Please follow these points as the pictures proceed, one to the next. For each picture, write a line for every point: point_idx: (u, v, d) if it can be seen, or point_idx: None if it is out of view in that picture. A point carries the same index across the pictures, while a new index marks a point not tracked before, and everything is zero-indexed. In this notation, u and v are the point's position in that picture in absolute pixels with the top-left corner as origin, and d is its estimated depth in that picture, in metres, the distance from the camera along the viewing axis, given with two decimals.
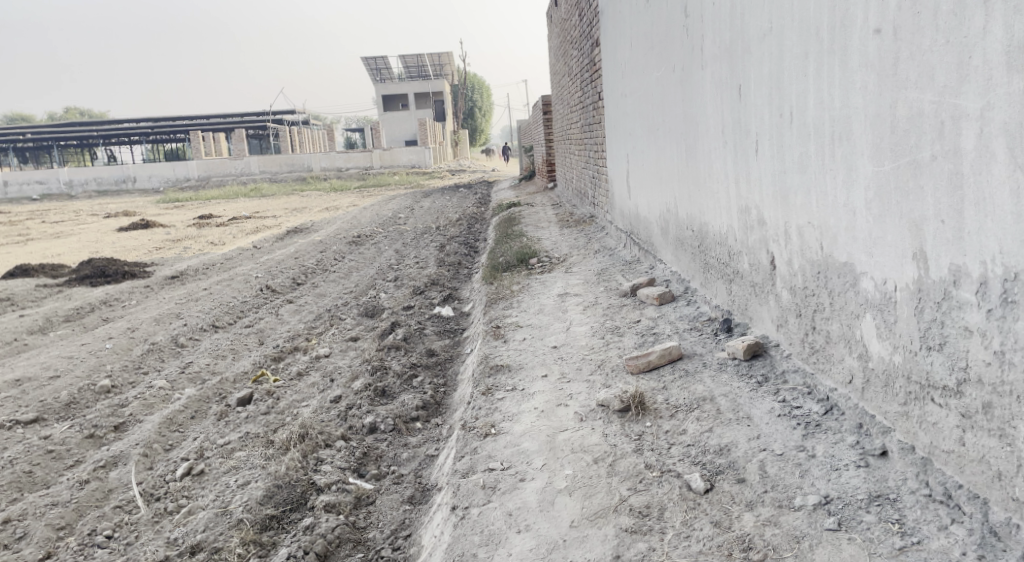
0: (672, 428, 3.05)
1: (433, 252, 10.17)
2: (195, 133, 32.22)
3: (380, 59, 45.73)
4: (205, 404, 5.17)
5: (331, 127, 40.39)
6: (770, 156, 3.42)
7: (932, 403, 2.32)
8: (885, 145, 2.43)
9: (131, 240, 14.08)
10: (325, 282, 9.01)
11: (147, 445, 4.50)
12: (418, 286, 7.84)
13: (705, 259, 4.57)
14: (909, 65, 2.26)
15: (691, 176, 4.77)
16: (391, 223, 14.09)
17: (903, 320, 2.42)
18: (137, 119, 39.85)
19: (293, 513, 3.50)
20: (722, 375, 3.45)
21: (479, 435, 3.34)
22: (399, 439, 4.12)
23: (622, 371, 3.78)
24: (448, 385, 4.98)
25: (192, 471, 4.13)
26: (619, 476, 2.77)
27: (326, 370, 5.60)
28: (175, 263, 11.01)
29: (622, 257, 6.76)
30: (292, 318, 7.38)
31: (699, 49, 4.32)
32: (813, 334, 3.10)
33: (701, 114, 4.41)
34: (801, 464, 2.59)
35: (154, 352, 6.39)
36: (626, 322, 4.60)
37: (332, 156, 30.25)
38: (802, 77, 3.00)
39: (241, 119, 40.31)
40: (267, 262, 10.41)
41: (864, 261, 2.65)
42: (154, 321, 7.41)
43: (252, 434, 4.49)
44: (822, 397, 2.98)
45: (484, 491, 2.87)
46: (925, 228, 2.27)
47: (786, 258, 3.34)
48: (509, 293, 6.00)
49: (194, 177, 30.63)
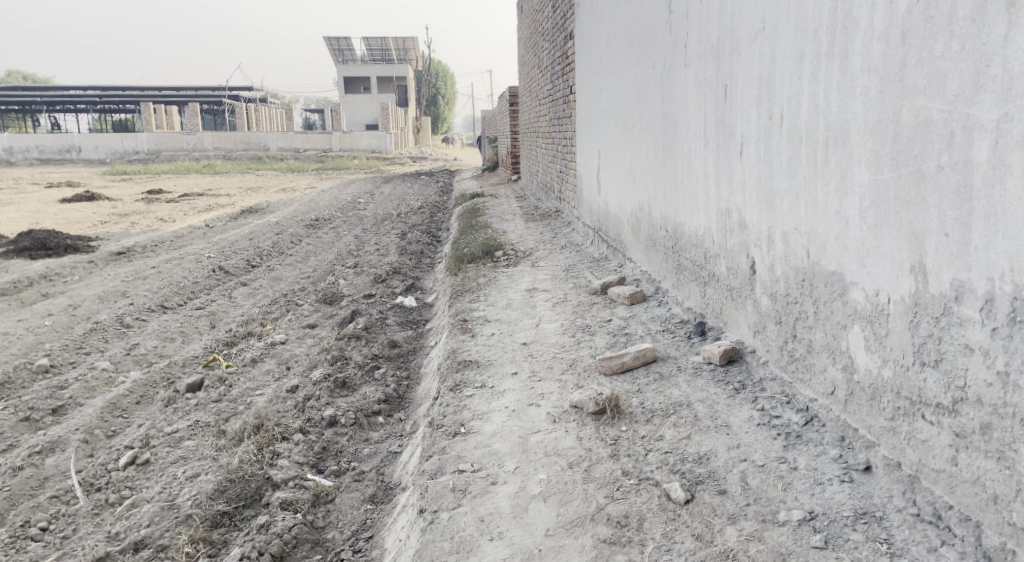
0: (648, 433, 2.96)
1: (394, 240, 9.96)
2: (146, 104, 31.13)
3: (343, 41, 44.94)
4: (152, 389, 4.92)
5: (289, 106, 39.48)
6: (756, 159, 3.34)
7: (922, 420, 2.28)
8: (886, 153, 2.37)
9: (74, 211, 13.54)
10: (282, 265, 8.73)
11: (87, 431, 4.25)
12: (379, 274, 7.64)
13: (679, 261, 4.50)
14: (918, 72, 2.21)
15: (668, 175, 4.69)
16: (350, 207, 13.79)
17: (896, 333, 2.37)
18: (85, 88, 38.45)
19: (246, 509, 3.32)
20: (698, 380, 3.37)
21: (447, 434, 3.20)
22: (359, 433, 3.97)
23: (595, 371, 3.68)
24: (411, 378, 4.83)
25: (137, 460, 3.90)
26: (596, 483, 2.67)
27: (281, 357, 5.39)
28: (121, 239, 10.57)
29: (590, 253, 6.67)
30: (247, 301, 7.12)
31: (682, 47, 4.24)
32: (793, 342, 3.05)
33: (682, 112, 4.33)
34: (783, 476, 2.52)
35: (98, 332, 6.08)
36: (597, 321, 4.51)
37: (291, 136, 29.57)
38: (795, 79, 2.93)
39: (196, 93, 39.21)
40: (221, 242, 10.07)
41: (855, 271, 2.59)
42: (98, 299, 7.07)
43: (203, 423, 4.27)
44: (801, 408, 2.92)
45: (454, 494, 2.74)
46: (926, 240, 2.22)
47: (768, 264, 3.28)
48: (475, 286, 5.87)
49: (144, 150, 29.66)
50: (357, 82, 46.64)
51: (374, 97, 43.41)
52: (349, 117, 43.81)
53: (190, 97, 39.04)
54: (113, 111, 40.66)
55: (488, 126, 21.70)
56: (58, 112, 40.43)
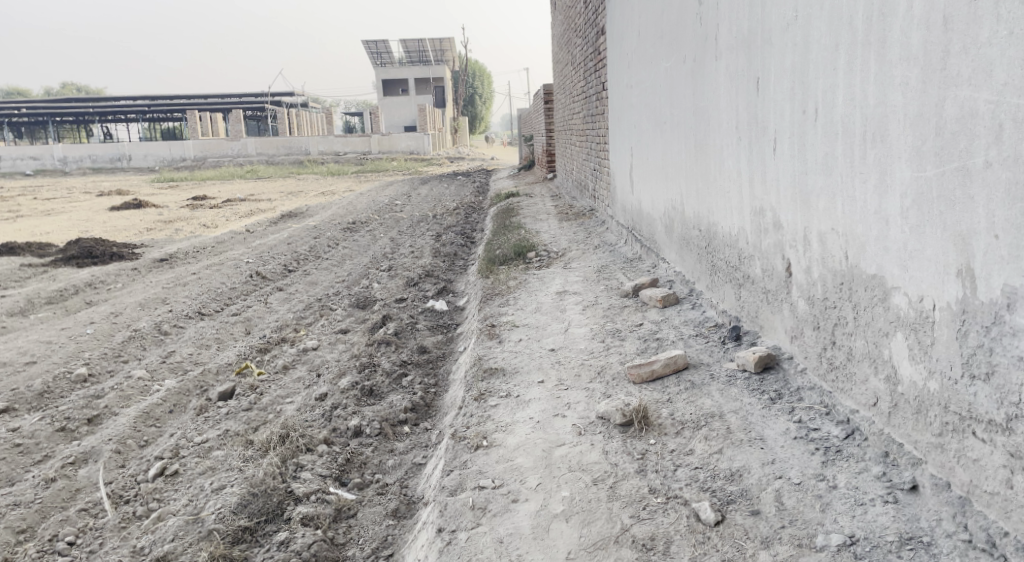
0: (678, 447, 2.82)
1: (429, 241, 9.92)
2: (192, 112, 31.81)
3: (382, 44, 45.28)
4: (185, 398, 4.92)
5: (329, 111, 39.96)
6: (790, 155, 3.16)
7: (973, 437, 2.10)
8: (928, 148, 2.19)
9: (122, 219, 13.84)
10: (317, 269, 8.75)
11: (120, 441, 4.26)
12: (412, 276, 7.59)
13: (713, 261, 4.33)
14: (962, 60, 2.04)
15: (700, 172, 4.52)
16: (387, 209, 13.82)
17: (942, 343, 2.19)
18: (134, 98, 39.47)
19: (268, 524, 3.27)
20: (732, 389, 3.21)
21: (470, 447, 3.10)
22: (384, 444, 3.90)
23: (624, 379, 3.54)
24: (439, 385, 4.74)
25: (165, 471, 3.88)
26: (622, 501, 2.54)
27: (312, 364, 5.36)
28: (165, 245, 10.73)
29: (623, 254, 6.51)
30: (281, 307, 7.13)
31: (713, 39, 4.07)
32: (833, 349, 2.87)
33: (713, 107, 4.16)
34: (822, 496, 2.36)
35: (136, 339, 6.14)
36: (628, 325, 4.36)
37: (330, 139, 29.86)
38: (830, 70, 2.75)
39: (239, 100, 39.92)
40: (259, 246, 10.15)
41: (896, 275, 2.41)
42: (139, 306, 7.17)
43: (232, 432, 4.25)
44: (841, 420, 2.75)
45: (474, 512, 2.64)
46: (974, 243, 2.05)
47: (804, 266, 3.11)
48: (505, 289, 5.76)
49: (190, 157, 30.30)
50: (395, 84, 46.95)
51: (412, 99, 43.66)
52: (388, 119, 44.10)
53: (234, 104, 39.76)
54: (160, 120, 41.64)
55: (524, 124, 21.55)
56: (109, 122, 41.58)
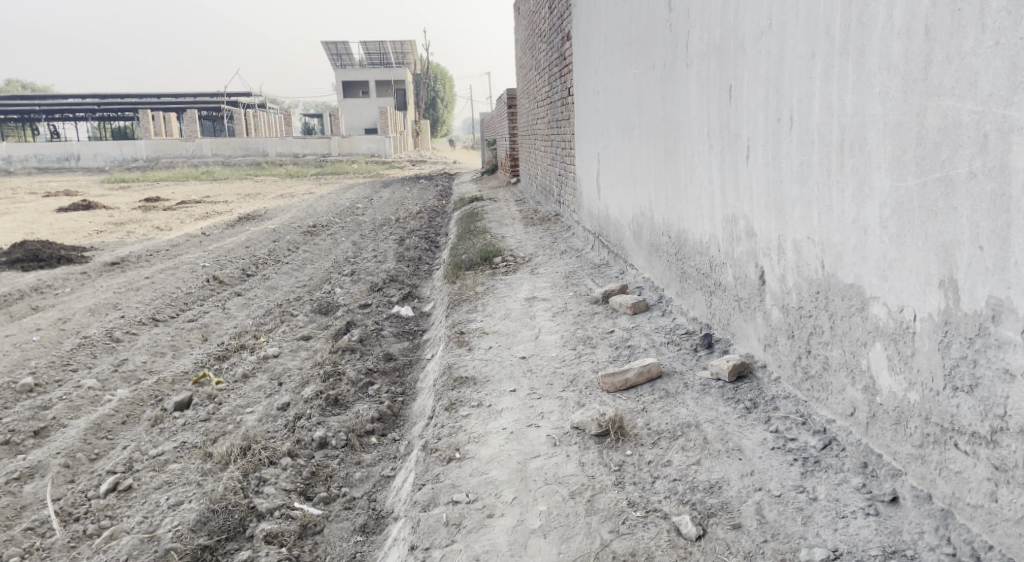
0: (655, 458, 2.78)
1: (392, 246, 9.78)
2: (145, 112, 30.98)
3: (341, 46, 44.80)
4: (138, 408, 4.73)
5: (287, 112, 39.34)
6: (764, 163, 3.15)
7: (955, 449, 2.10)
8: (909, 158, 2.18)
9: (70, 221, 13.37)
10: (277, 274, 8.55)
11: (69, 455, 4.07)
12: (376, 281, 7.45)
13: (683, 268, 4.31)
14: (945, 69, 2.04)
15: (670, 179, 4.51)
16: (349, 213, 13.61)
17: (923, 354, 2.19)
18: (84, 96, 38.32)
19: (229, 543, 3.13)
20: (707, 398, 3.19)
21: (442, 460, 3.02)
22: (351, 455, 3.79)
23: (597, 388, 3.49)
24: (406, 394, 4.64)
25: (118, 486, 3.71)
26: (600, 515, 2.48)
27: (274, 372, 5.20)
28: (116, 248, 10.37)
29: (591, 259, 6.49)
30: (240, 312, 6.93)
31: (684, 46, 4.06)
32: (808, 358, 2.86)
33: (684, 114, 4.15)
34: (803, 508, 2.34)
35: (86, 347, 5.90)
36: (599, 332, 4.32)
37: (289, 141, 29.40)
38: (806, 79, 2.74)
39: (195, 100, 39.07)
40: (217, 250, 9.88)
41: (875, 285, 2.40)
42: (89, 312, 6.90)
43: (189, 445, 4.09)
44: (818, 429, 2.73)
45: (448, 528, 2.56)
46: (957, 254, 2.04)
47: (778, 274, 3.09)
48: (473, 295, 5.68)
49: (142, 157, 29.52)
50: (355, 86, 46.45)
51: (373, 102, 43.32)
52: (348, 121, 43.63)
53: (189, 104, 38.90)
54: (111, 119, 40.49)
55: (487, 128, 21.47)
56: (57, 120, 40.29)
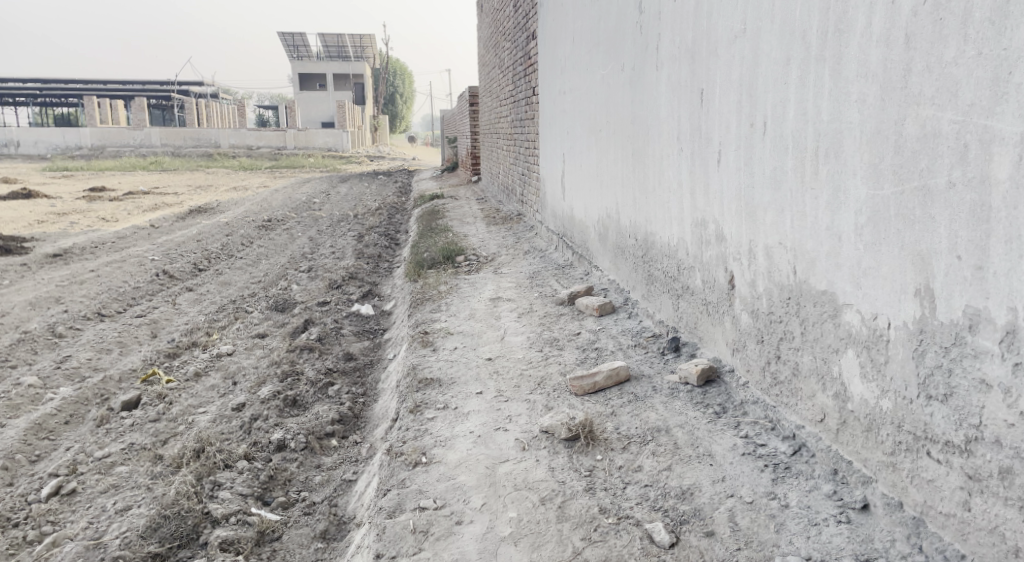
0: (625, 463, 2.75)
1: (351, 242, 9.60)
2: (90, 99, 29.95)
3: (298, 38, 44.04)
4: (83, 407, 4.53)
5: (241, 104, 38.51)
6: (735, 167, 3.15)
7: (928, 457, 2.12)
8: (887, 166, 2.19)
9: (9, 210, 12.82)
10: (231, 269, 8.31)
11: (8, 457, 3.87)
12: (335, 278, 7.30)
13: (649, 271, 4.30)
14: (925, 78, 2.05)
15: (637, 181, 4.49)
16: (305, 207, 13.36)
17: (897, 361, 2.20)
18: (26, 80, 36.90)
19: (182, 550, 3.01)
20: (676, 402, 3.17)
21: (407, 465, 2.94)
22: (311, 458, 3.69)
23: (565, 391, 3.46)
24: (368, 395, 4.54)
25: (61, 490, 3.53)
26: (571, 522, 2.44)
27: (228, 370, 5.04)
28: (59, 240, 9.99)
29: (555, 260, 6.46)
30: (192, 308, 6.71)
31: (654, 48, 4.04)
32: (777, 363, 2.86)
33: (653, 117, 4.13)
34: (775, 516, 2.34)
35: (27, 343, 5.65)
36: (565, 334, 4.29)
37: (243, 133, 28.78)
38: (781, 84, 2.74)
39: (144, 88, 37.96)
40: (167, 243, 9.58)
41: (849, 292, 2.41)
42: (29, 306, 6.60)
43: (138, 446, 3.92)
44: (788, 435, 2.74)
45: (414, 536, 2.49)
46: (934, 262, 2.05)
47: (748, 279, 3.09)
48: (435, 294, 5.59)
49: (87, 146, 28.53)
50: (312, 79, 45.72)
51: (330, 95, 42.70)
52: (305, 114, 42.90)
53: (138, 92, 37.77)
54: (56, 105, 39.13)
55: (447, 125, 21.28)
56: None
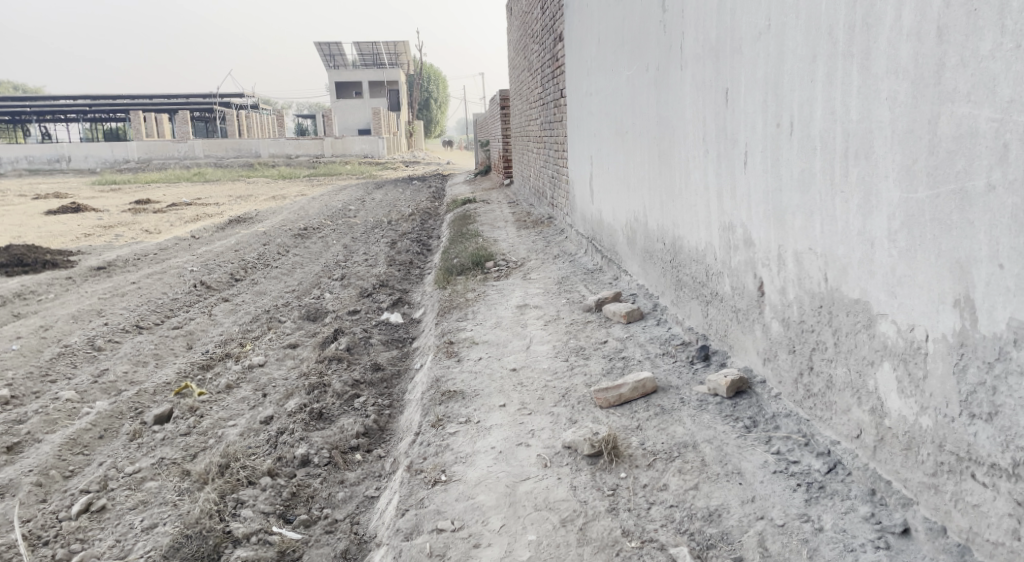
0: (650, 482, 2.63)
1: (384, 249, 9.61)
2: (136, 113, 30.71)
3: (334, 46, 44.54)
4: (117, 421, 4.57)
5: (279, 114, 39.12)
6: (762, 170, 3.01)
7: (973, 480, 1.98)
8: (920, 168, 2.06)
9: (58, 223, 13.17)
10: (266, 278, 8.37)
11: (42, 473, 3.91)
12: (366, 286, 7.29)
13: (678, 276, 4.17)
14: (960, 74, 1.92)
15: (664, 184, 4.38)
16: (341, 215, 13.45)
17: (936, 376, 2.07)
18: (75, 97, 38.03)
19: None
20: (704, 416, 3.05)
21: (427, 483, 2.87)
22: (334, 474, 3.64)
23: (590, 403, 3.35)
24: (393, 406, 4.49)
25: (91, 506, 3.55)
26: (593, 546, 2.35)
27: (258, 382, 5.04)
28: (103, 252, 10.20)
29: (584, 264, 6.34)
30: (227, 319, 6.77)
31: (678, 47, 3.92)
32: (810, 375, 2.73)
33: (678, 118, 4.01)
34: (808, 540, 2.21)
35: (66, 356, 5.74)
36: (592, 342, 4.18)
37: (282, 142, 29.20)
38: (807, 82, 2.60)
39: (187, 101, 38.81)
40: (205, 253, 9.70)
41: (883, 302, 2.27)
42: (72, 319, 6.72)
43: (167, 461, 3.93)
44: (822, 451, 2.60)
45: (432, 560, 2.42)
46: (973, 271, 1.92)
47: (778, 286, 2.95)
48: (463, 301, 5.53)
49: (134, 159, 29.24)
50: (348, 87, 46.26)
51: (366, 102, 43.12)
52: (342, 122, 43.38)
53: (181, 105, 38.63)
54: (103, 119, 40.26)
55: (481, 129, 21.29)
56: (48, 121, 39.89)
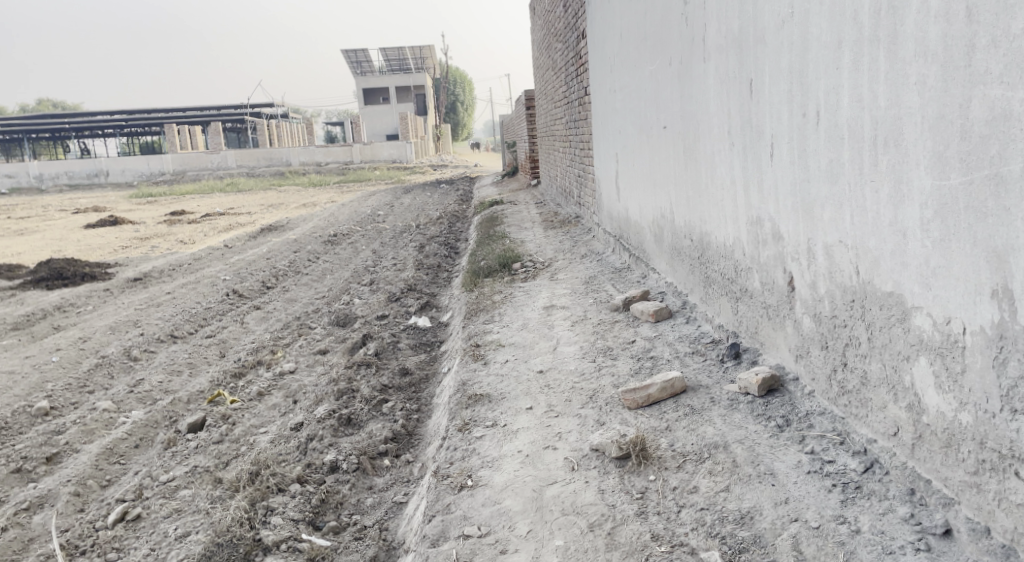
0: (680, 484, 2.57)
1: (412, 253, 9.63)
2: (170, 126, 31.28)
3: (361, 54, 44.92)
4: (152, 430, 4.63)
5: (308, 122, 39.54)
6: (789, 162, 2.94)
7: (1017, 479, 1.91)
8: (953, 154, 1.98)
9: (97, 237, 13.44)
10: (297, 285, 8.44)
11: (80, 482, 3.97)
12: (394, 291, 7.30)
13: (706, 272, 4.09)
14: (991, 55, 1.85)
15: (690, 180, 4.30)
16: (370, 220, 13.53)
17: (975, 370, 1.99)
18: (111, 113, 38.88)
19: None
20: (735, 415, 2.97)
21: (453, 488, 2.84)
22: (363, 480, 3.64)
23: (618, 405, 3.30)
24: (421, 410, 4.48)
25: (126, 515, 3.59)
26: (621, 551, 2.30)
27: (289, 389, 5.07)
28: (140, 264, 10.38)
29: (612, 263, 6.28)
30: (258, 327, 6.82)
31: (700, 40, 3.85)
32: (843, 371, 2.64)
33: (703, 112, 3.93)
34: (845, 543, 2.14)
35: (104, 367, 5.83)
36: (619, 342, 4.12)
37: (311, 150, 29.51)
38: (833, 70, 2.52)
39: (219, 112, 39.43)
40: (237, 262, 9.81)
41: (917, 294, 2.19)
42: (109, 330, 6.84)
43: (200, 469, 3.97)
44: (858, 450, 2.52)
45: None
46: (1012, 260, 1.85)
47: (808, 280, 2.87)
48: (491, 304, 5.50)
49: (169, 171, 29.77)
50: (376, 93, 46.61)
51: (394, 108, 43.39)
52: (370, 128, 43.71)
53: (213, 117, 39.28)
54: (139, 134, 41.11)
55: (507, 130, 21.26)
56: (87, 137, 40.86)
